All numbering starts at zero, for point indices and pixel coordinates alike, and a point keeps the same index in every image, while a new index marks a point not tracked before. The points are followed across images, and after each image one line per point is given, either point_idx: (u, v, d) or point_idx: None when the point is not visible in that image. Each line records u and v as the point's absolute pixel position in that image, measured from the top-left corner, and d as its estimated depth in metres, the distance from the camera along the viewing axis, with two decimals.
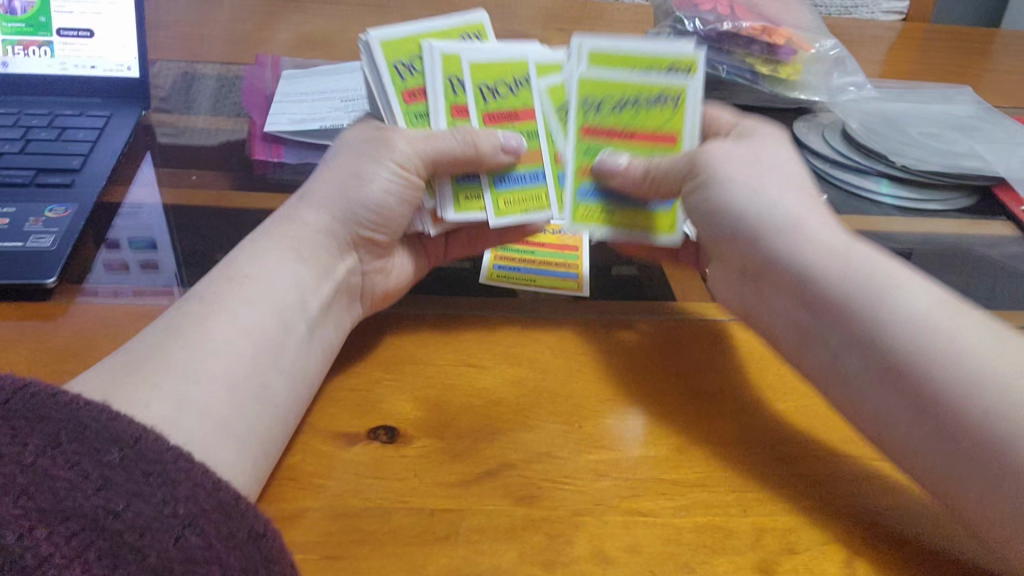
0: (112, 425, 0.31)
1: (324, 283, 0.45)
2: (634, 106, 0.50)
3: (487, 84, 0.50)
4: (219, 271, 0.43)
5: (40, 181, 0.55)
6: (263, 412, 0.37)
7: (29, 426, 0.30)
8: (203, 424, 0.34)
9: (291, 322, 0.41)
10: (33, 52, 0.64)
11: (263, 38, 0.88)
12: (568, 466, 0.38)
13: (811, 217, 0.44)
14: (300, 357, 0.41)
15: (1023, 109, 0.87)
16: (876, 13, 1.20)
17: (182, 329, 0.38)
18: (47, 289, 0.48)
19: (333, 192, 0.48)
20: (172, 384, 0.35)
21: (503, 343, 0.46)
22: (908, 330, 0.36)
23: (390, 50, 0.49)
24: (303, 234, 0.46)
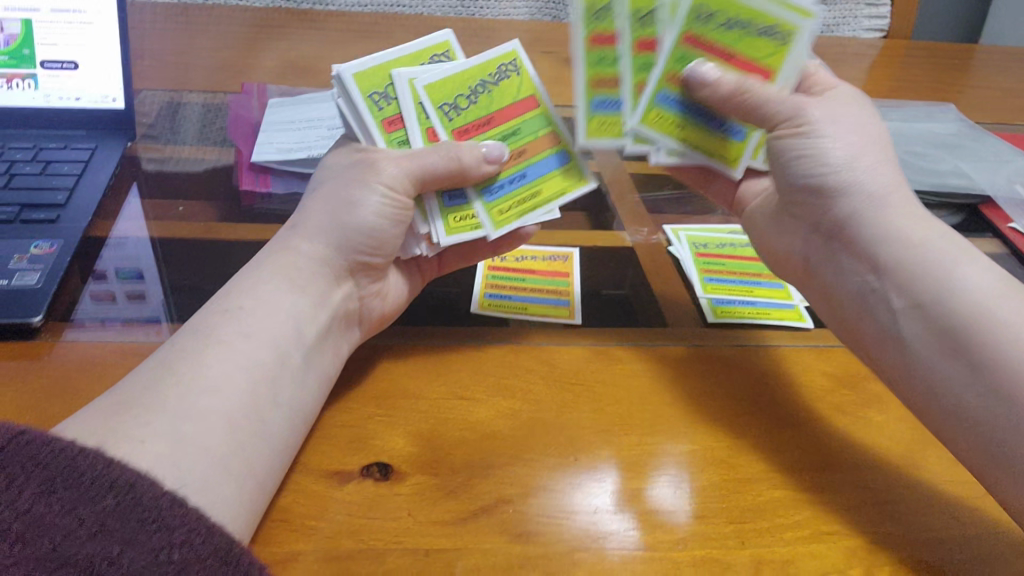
0: (108, 471, 0.30)
1: (320, 310, 0.45)
2: (740, 28, 0.49)
3: (447, 103, 0.50)
4: (211, 303, 0.42)
5: (25, 216, 0.54)
6: (260, 448, 0.37)
7: (27, 474, 0.29)
8: (198, 463, 0.34)
9: (286, 352, 0.41)
10: (16, 85, 0.63)
11: (249, 66, 0.88)
12: (563, 501, 0.38)
13: (898, 192, 0.45)
14: (296, 389, 0.41)
15: (1005, 125, 0.88)
16: (858, 31, 1.21)
17: (177, 366, 0.38)
18: (33, 328, 0.47)
19: (324, 217, 0.47)
20: (165, 421, 0.35)
21: (496, 375, 0.46)
22: (984, 309, 0.39)
23: (364, 81, 0.49)
24: (299, 263, 0.45)
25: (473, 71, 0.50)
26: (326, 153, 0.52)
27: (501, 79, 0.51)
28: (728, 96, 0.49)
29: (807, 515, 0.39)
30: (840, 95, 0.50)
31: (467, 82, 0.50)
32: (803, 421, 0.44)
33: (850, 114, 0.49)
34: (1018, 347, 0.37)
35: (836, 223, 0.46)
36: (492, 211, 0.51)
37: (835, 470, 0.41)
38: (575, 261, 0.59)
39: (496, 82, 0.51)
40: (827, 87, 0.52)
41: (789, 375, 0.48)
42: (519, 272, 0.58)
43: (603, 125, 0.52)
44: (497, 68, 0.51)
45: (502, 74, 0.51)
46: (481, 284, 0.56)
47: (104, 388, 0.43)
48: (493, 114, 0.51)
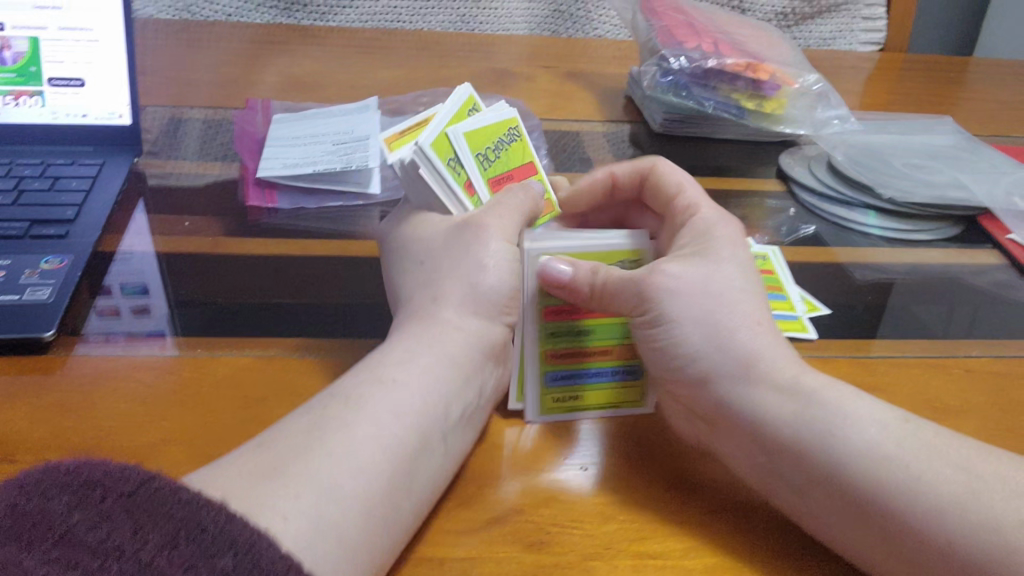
0: (229, 528, 0.29)
1: (467, 388, 0.42)
2: (496, 151, 0.52)
3: (481, 152, 0.50)
4: (365, 370, 0.40)
5: (34, 232, 0.54)
6: (394, 530, 0.35)
7: (151, 524, 0.29)
8: (332, 547, 0.32)
9: (432, 436, 0.38)
10: (24, 102, 0.64)
11: (252, 82, 0.88)
12: (574, 510, 0.38)
13: (772, 355, 0.42)
14: (437, 473, 0.38)
15: (1001, 137, 0.89)
16: (854, 44, 1.22)
17: (324, 436, 0.36)
18: (44, 343, 0.47)
19: (466, 283, 0.45)
20: (311, 495, 0.33)
21: (505, 390, 0.47)
22: (854, 466, 0.37)
23: (441, 148, 0.47)
24: (456, 339, 0.43)
25: (491, 129, 0.52)
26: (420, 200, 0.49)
27: (512, 138, 0.54)
28: (590, 292, 0.45)
29: None
30: (702, 243, 0.47)
31: (491, 133, 0.51)
32: None
33: (721, 257, 0.46)
34: (908, 507, 0.35)
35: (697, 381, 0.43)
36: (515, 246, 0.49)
37: None
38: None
39: (510, 141, 0.53)
40: (697, 234, 0.48)
41: None
42: None
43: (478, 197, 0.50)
44: (511, 124, 0.54)
45: (512, 134, 0.54)
46: None
47: (116, 403, 0.44)
48: (513, 170, 0.53)
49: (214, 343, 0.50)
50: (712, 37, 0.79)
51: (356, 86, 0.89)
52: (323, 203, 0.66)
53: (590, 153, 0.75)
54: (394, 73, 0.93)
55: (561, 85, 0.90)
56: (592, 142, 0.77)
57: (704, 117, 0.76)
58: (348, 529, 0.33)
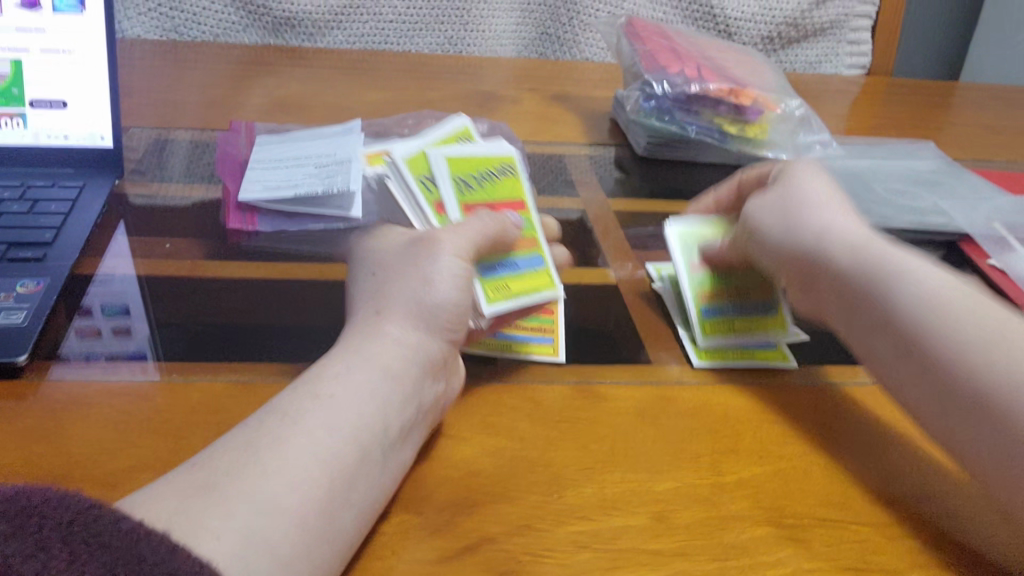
0: (170, 558, 0.29)
1: (410, 405, 0.42)
2: (486, 179, 0.58)
3: (426, 177, 0.56)
4: (299, 387, 0.41)
5: (11, 255, 0.54)
6: (331, 541, 0.35)
7: (90, 552, 0.28)
8: (270, 565, 0.33)
9: (369, 447, 0.39)
10: (5, 124, 0.63)
11: (237, 103, 0.88)
12: (548, 539, 0.38)
13: (917, 274, 0.46)
14: (377, 484, 0.39)
15: (983, 162, 0.89)
16: (840, 68, 1.23)
17: (260, 454, 0.37)
18: (17, 368, 0.47)
19: (410, 299, 0.46)
20: (243, 513, 0.34)
21: (482, 413, 0.46)
22: (922, 306, 0.44)
23: (415, 168, 0.56)
24: (392, 353, 0.44)
25: (480, 160, 0.59)
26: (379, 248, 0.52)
27: (495, 176, 0.59)
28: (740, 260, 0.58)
29: (788, 553, 0.39)
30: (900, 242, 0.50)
31: (474, 168, 0.58)
32: (787, 457, 0.45)
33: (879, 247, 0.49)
34: None
35: (811, 279, 0.51)
36: (490, 287, 0.50)
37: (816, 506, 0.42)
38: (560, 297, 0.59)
39: (491, 178, 0.58)
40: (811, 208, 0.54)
41: (770, 411, 0.48)
42: None
43: (498, 289, 0.50)
44: (502, 162, 0.60)
45: (504, 171, 0.60)
46: None
47: (89, 429, 0.43)
48: (497, 201, 0.57)
49: (191, 367, 0.50)
50: (695, 62, 0.79)
51: (341, 107, 0.89)
52: (306, 226, 0.64)
53: (574, 176, 0.75)
54: (381, 94, 0.93)
55: (546, 107, 0.91)
56: (576, 165, 0.77)
57: (686, 142, 0.77)
58: (279, 543, 0.34)
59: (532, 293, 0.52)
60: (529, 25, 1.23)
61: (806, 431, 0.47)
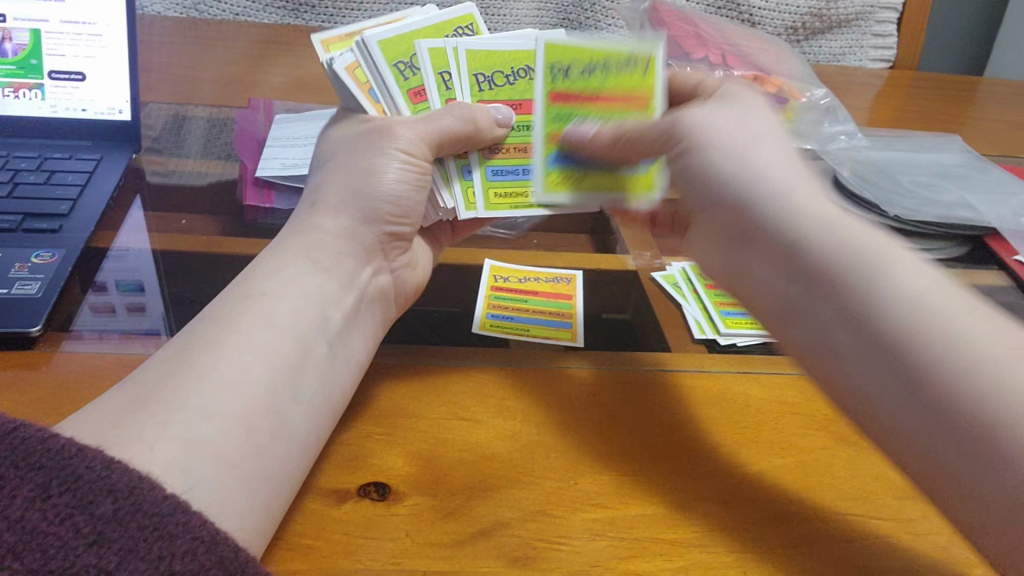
0: (107, 474, 0.29)
1: (345, 292, 0.45)
2: (601, 70, 0.52)
3: (482, 73, 0.53)
4: (233, 289, 0.42)
5: (27, 226, 0.54)
6: (276, 446, 0.36)
7: (18, 477, 0.28)
8: (220, 468, 0.33)
9: (310, 343, 0.41)
10: (23, 95, 0.63)
11: (257, 81, 0.88)
12: (563, 526, 0.37)
13: (778, 172, 0.41)
14: (320, 382, 0.40)
15: (1011, 158, 0.88)
16: (864, 61, 1.22)
17: (195, 360, 0.37)
18: (29, 338, 0.46)
19: (344, 191, 0.47)
20: (185, 417, 0.34)
21: (497, 397, 0.46)
22: (889, 306, 0.34)
23: (437, 56, 0.51)
24: (322, 242, 0.45)
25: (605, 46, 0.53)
26: (325, 130, 0.52)
27: (628, 67, 0.52)
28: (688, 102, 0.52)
29: (801, 547, 0.38)
30: (733, 94, 0.47)
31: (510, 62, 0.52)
32: (811, 450, 0.44)
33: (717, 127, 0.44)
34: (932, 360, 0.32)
35: (749, 229, 0.40)
36: (551, 176, 0.52)
37: (837, 496, 0.41)
38: (578, 283, 0.59)
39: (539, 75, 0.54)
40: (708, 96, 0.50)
41: (791, 402, 0.47)
42: (522, 292, 0.57)
43: (500, 194, 0.53)
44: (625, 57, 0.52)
45: (630, 61, 0.52)
46: (483, 304, 0.55)
47: None
48: (522, 101, 0.53)
49: None
50: (720, 49, 0.78)
51: None
52: None
53: None
54: None
55: None
56: None
57: None
58: (230, 446, 0.34)
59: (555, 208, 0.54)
60: (552, 12, 1.21)
61: (827, 423, 0.46)
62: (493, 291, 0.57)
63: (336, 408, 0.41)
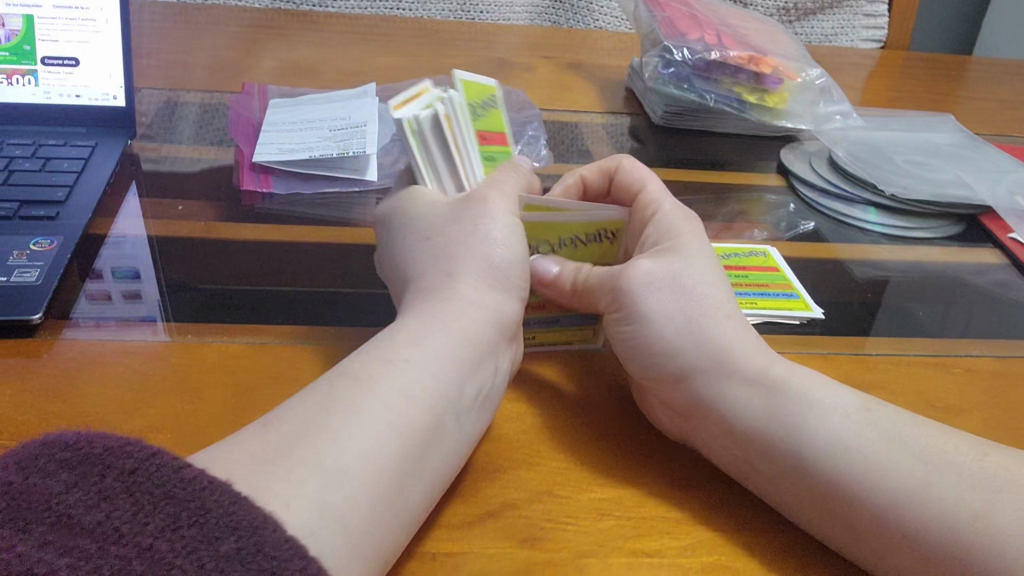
0: (173, 477, 0.29)
1: (496, 356, 0.42)
2: None
3: (477, 105, 0.54)
4: (373, 348, 0.40)
5: (24, 213, 0.53)
6: (403, 506, 0.35)
7: (89, 478, 0.29)
8: (338, 530, 0.32)
9: (455, 404, 0.38)
10: (17, 81, 0.62)
11: (249, 65, 0.87)
12: (570, 506, 0.38)
13: None
14: (462, 445, 0.38)
15: (1002, 137, 0.88)
16: (856, 41, 1.22)
17: (336, 414, 0.35)
18: (31, 326, 0.46)
19: (478, 259, 0.44)
20: (318, 483, 0.32)
21: (501, 380, 0.46)
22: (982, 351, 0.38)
23: (467, 87, 0.55)
24: (474, 318, 0.42)
25: None
26: (392, 205, 0.51)
27: None
28: None
29: None
30: None
31: (481, 96, 0.55)
32: None
33: None
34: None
35: None
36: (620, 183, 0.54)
37: None
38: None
39: (490, 106, 0.56)
40: None
41: None
42: None
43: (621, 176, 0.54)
44: None
45: None
46: None
47: (106, 388, 0.43)
48: (486, 131, 0.54)
49: (205, 328, 0.49)
50: (714, 30, 0.78)
51: (353, 71, 0.88)
52: (320, 188, 0.65)
53: (589, 146, 0.75)
54: (393, 59, 0.92)
55: (562, 75, 0.90)
56: (591, 133, 0.77)
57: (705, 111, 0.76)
58: (353, 511, 0.33)
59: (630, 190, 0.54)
60: None
61: None
62: None
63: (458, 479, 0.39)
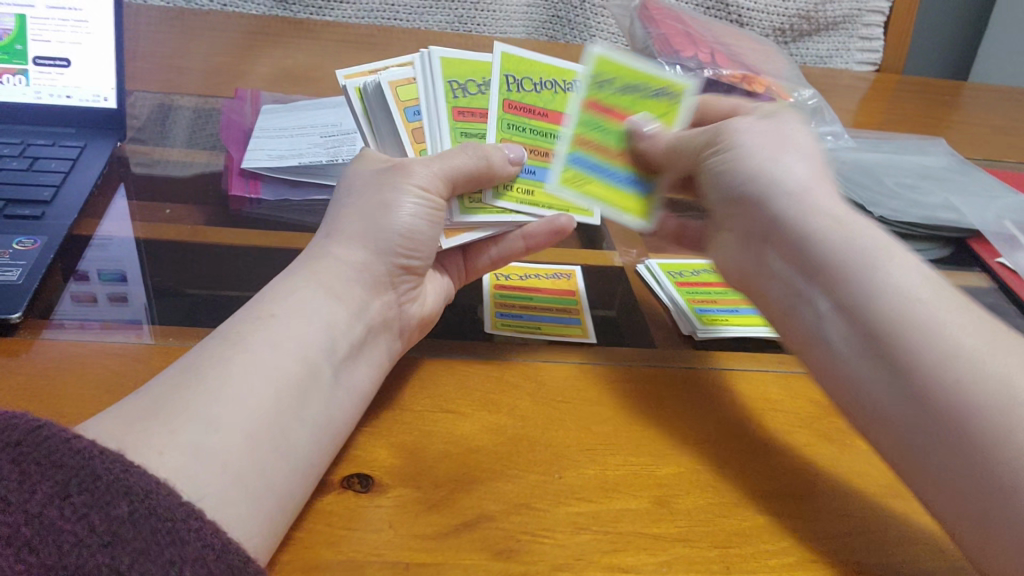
0: (125, 476, 0.28)
1: (357, 322, 0.42)
2: (633, 92, 0.53)
3: (458, 82, 0.52)
4: (248, 308, 0.40)
5: (9, 212, 0.53)
6: (283, 464, 0.35)
7: (39, 472, 0.27)
8: (225, 483, 0.32)
9: (317, 366, 0.39)
10: (8, 80, 0.62)
11: (244, 70, 0.88)
12: (546, 519, 0.37)
13: (902, 266, 0.39)
14: (329, 406, 0.39)
15: (994, 162, 0.88)
16: (851, 64, 1.23)
17: (205, 371, 0.36)
18: (12, 325, 0.46)
19: (363, 221, 0.45)
20: (192, 430, 0.33)
21: (480, 389, 0.46)
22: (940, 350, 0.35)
23: (448, 67, 0.52)
24: (337, 271, 0.43)
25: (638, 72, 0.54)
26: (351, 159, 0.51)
27: (658, 97, 0.54)
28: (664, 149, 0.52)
29: (789, 540, 0.38)
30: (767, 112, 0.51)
31: (621, 77, 0.53)
32: (794, 447, 0.44)
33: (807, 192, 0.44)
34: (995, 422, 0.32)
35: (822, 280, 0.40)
36: (705, 318, 0.54)
37: (817, 493, 0.41)
38: (578, 277, 0.59)
39: (653, 95, 0.54)
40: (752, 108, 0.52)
41: (775, 398, 0.48)
42: (526, 290, 0.57)
43: (712, 320, 0.54)
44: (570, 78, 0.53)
45: (663, 92, 0.54)
46: (490, 302, 0.56)
47: (84, 390, 0.42)
48: (550, 111, 0.53)
49: (187, 332, 0.49)
50: (708, 48, 0.78)
51: None
52: (309, 196, 0.65)
53: None
54: None
55: None
56: None
57: None
58: (238, 460, 0.33)
59: (728, 319, 0.55)
60: (541, 9, 1.21)
61: (810, 420, 0.46)
62: (498, 290, 0.57)
63: (343, 432, 0.40)
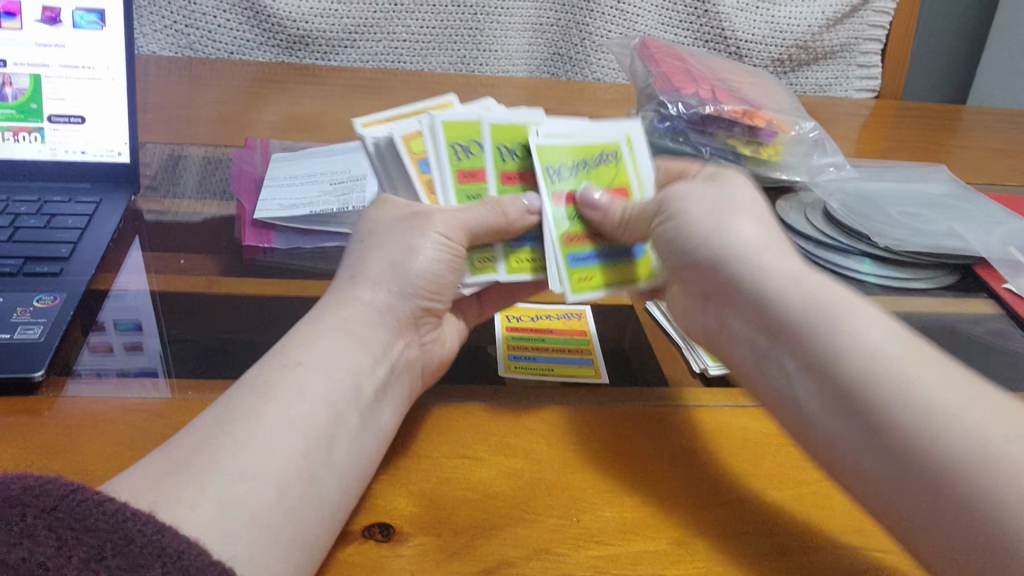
0: (159, 537, 0.29)
1: (380, 364, 0.43)
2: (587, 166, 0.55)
3: (460, 143, 0.53)
4: (272, 356, 0.41)
5: (28, 269, 0.54)
6: (309, 512, 0.35)
7: (75, 538, 0.28)
8: (252, 534, 0.33)
9: (344, 413, 0.39)
10: (24, 138, 0.64)
11: (251, 119, 0.89)
12: (568, 563, 0.38)
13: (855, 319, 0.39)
14: (354, 453, 0.39)
15: (996, 186, 0.89)
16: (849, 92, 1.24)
17: (233, 424, 0.36)
18: (33, 383, 0.47)
19: (381, 267, 0.46)
20: (218, 486, 0.33)
21: (497, 434, 0.46)
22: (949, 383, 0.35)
23: (451, 130, 0.53)
24: (359, 316, 0.44)
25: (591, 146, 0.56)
26: (367, 208, 0.53)
27: (603, 163, 0.56)
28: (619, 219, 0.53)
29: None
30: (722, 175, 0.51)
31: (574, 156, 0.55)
32: (806, 482, 0.44)
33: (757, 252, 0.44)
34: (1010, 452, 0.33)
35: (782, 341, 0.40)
36: None
37: (833, 527, 0.41)
38: (589, 317, 0.60)
39: (598, 164, 0.56)
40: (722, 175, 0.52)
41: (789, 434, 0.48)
42: (539, 331, 0.58)
43: None
44: (606, 149, 0.57)
45: (605, 157, 0.57)
46: (503, 345, 0.56)
47: (105, 446, 0.43)
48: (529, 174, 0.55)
49: (206, 384, 0.49)
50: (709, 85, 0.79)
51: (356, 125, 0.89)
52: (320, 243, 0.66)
53: None
54: None
55: None
56: None
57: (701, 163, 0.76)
58: (263, 514, 0.34)
59: None
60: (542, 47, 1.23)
61: None
62: (510, 333, 0.58)
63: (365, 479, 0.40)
